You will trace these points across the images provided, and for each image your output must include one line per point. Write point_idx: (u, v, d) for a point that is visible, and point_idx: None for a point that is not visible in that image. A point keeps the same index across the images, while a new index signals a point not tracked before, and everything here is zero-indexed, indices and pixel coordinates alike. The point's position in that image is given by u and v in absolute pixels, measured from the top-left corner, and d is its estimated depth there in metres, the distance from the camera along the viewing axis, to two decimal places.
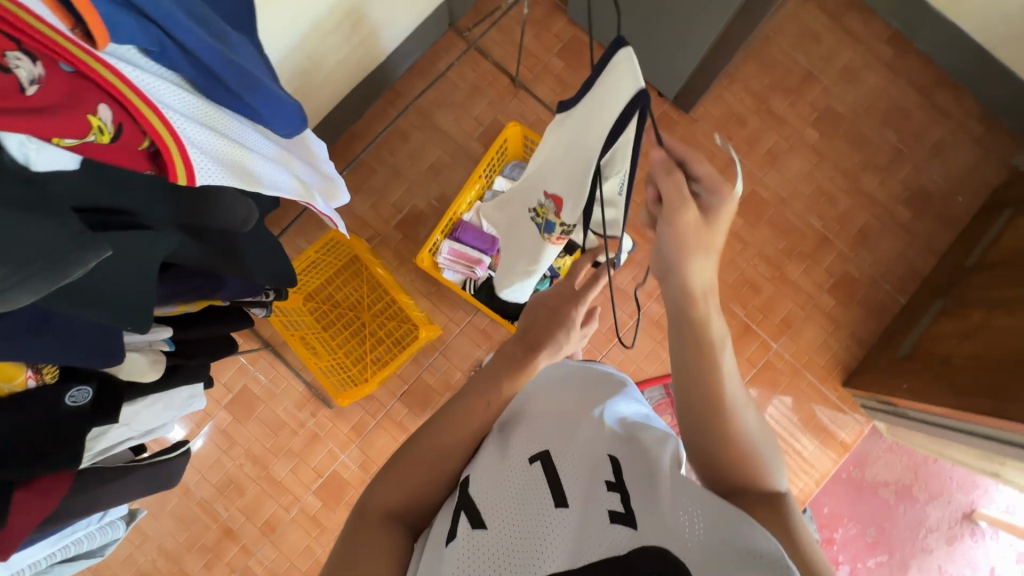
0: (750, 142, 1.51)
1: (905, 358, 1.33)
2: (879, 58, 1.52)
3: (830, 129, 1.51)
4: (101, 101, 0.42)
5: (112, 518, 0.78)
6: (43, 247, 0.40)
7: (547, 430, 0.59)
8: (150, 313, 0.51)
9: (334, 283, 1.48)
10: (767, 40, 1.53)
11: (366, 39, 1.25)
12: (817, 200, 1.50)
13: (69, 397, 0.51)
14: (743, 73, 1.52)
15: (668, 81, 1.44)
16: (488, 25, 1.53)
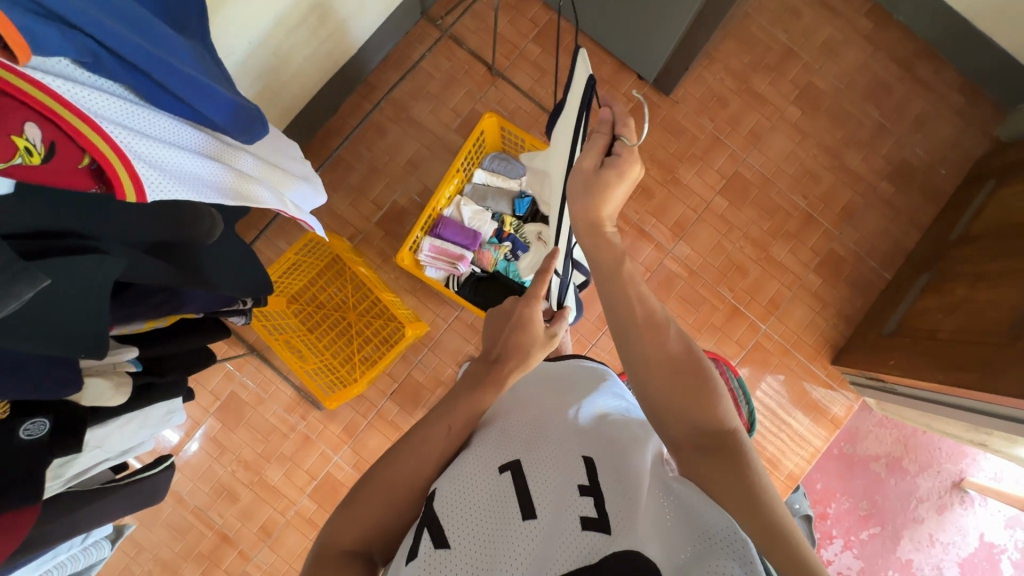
0: (732, 123, 1.49)
1: (890, 335, 1.33)
2: (859, 32, 1.50)
3: (811, 106, 1.50)
4: (27, 119, 0.39)
5: (96, 538, 0.76)
6: None
7: (519, 438, 0.60)
8: (102, 338, 0.49)
9: (317, 284, 1.46)
10: (746, 18, 1.51)
11: (333, 32, 1.21)
12: (801, 179, 1.49)
13: (24, 430, 0.48)
14: (723, 52, 1.50)
15: (647, 63, 1.41)
16: (461, 12, 1.49)
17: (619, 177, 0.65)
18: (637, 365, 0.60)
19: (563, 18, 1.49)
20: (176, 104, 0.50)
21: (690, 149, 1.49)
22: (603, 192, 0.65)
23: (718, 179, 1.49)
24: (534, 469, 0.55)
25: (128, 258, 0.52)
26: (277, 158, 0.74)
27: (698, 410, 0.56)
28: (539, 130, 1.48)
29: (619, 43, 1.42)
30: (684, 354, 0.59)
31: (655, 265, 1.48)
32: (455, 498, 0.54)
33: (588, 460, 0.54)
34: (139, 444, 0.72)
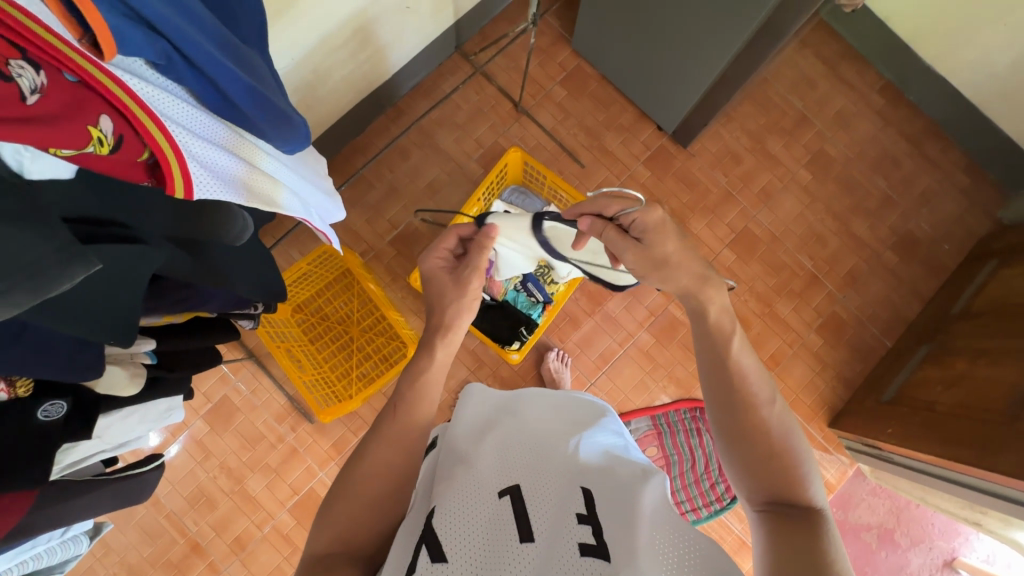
0: (744, 180, 1.54)
1: (888, 403, 1.33)
2: (871, 107, 1.56)
3: (822, 171, 1.55)
4: (102, 112, 0.41)
5: (77, 532, 0.74)
6: (26, 262, 0.38)
7: (519, 463, 0.60)
8: (129, 325, 0.50)
9: (324, 296, 1.47)
10: (764, 83, 1.57)
11: (372, 56, 1.26)
12: (808, 241, 1.52)
13: (41, 411, 0.49)
14: (739, 113, 1.56)
15: (667, 116, 1.47)
16: (494, 51, 1.55)
17: (653, 227, 0.71)
18: (736, 413, 0.64)
19: (590, 66, 1.55)
20: (233, 111, 0.52)
21: (701, 201, 1.53)
22: (661, 245, 0.71)
23: (728, 232, 1.52)
24: (533, 495, 0.55)
25: (163, 251, 0.52)
26: (309, 170, 0.76)
27: (777, 475, 0.61)
28: (557, 168, 1.52)
29: (642, 94, 1.48)
30: (786, 434, 0.63)
31: (659, 310, 1.49)
32: (457, 519, 0.53)
33: (585, 492, 0.55)
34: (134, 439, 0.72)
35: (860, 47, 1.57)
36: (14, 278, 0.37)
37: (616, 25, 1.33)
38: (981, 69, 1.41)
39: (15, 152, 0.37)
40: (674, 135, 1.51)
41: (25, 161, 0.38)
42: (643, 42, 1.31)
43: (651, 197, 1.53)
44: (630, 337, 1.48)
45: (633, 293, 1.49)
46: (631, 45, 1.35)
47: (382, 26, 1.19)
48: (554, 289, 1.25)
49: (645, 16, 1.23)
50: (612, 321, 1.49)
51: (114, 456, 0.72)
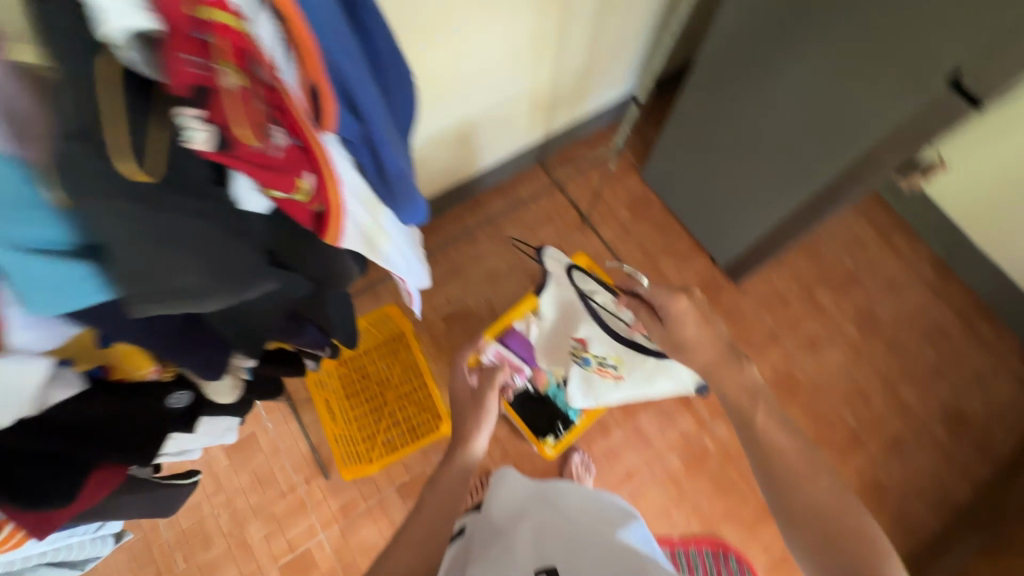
0: (790, 324, 1.58)
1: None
2: (921, 279, 1.62)
3: (870, 331, 1.57)
4: (310, 171, 0.46)
5: (107, 534, 0.77)
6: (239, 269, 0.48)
7: (554, 552, 0.62)
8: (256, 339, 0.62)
9: (370, 355, 1.49)
10: (818, 238, 1.67)
11: (467, 155, 1.43)
12: (852, 397, 1.51)
13: None
14: (791, 261, 1.64)
15: (722, 251, 1.56)
16: (571, 168, 1.73)
17: (684, 311, 0.91)
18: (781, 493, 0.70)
19: (656, 196, 1.70)
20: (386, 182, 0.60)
21: (746, 336, 1.57)
22: (682, 322, 0.91)
23: (770, 372, 1.53)
24: None
25: (303, 282, 0.64)
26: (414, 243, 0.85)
27: (843, 545, 0.63)
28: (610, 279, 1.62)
29: (701, 228, 1.59)
30: (849, 514, 0.65)
31: (691, 437, 1.47)
32: None
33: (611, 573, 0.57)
34: (189, 451, 0.76)
35: (913, 223, 1.66)
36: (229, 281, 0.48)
37: (686, 166, 1.48)
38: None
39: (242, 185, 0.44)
40: (727, 270, 1.59)
41: (244, 194, 0.45)
42: (709, 183, 1.44)
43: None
44: (658, 459, 1.45)
45: (667, 414, 1.49)
46: (698, 185, 1.49)
47: (481, 132, 1.37)
48: (595, 392, 1.28)
49: (714, 162, 1.37)
50: (642, 437, 1.48)
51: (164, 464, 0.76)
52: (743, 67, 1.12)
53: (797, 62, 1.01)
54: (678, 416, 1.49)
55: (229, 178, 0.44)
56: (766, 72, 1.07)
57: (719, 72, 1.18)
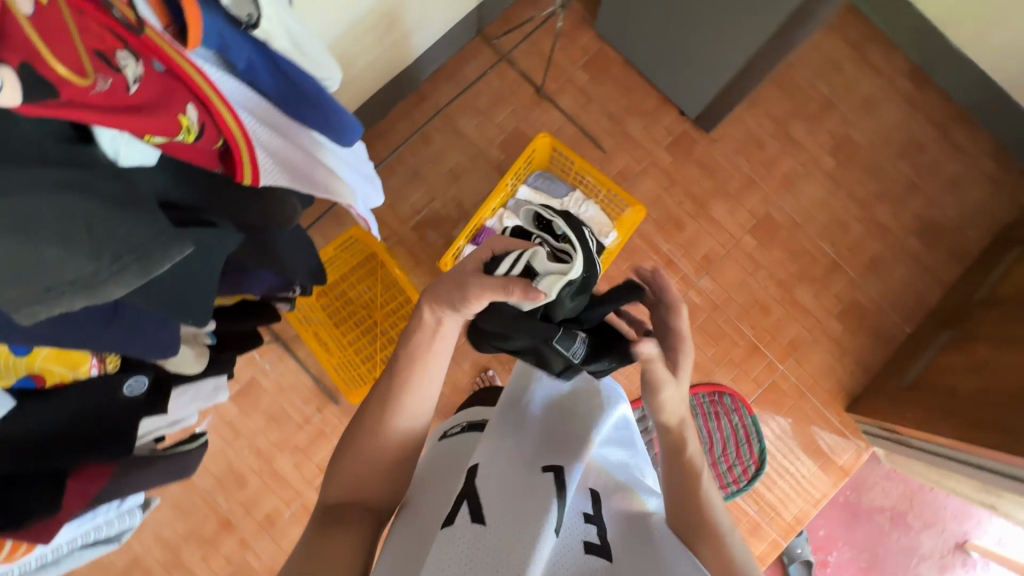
0: (852, 250, 1.53)
1: (908, 389, 1.36)
2: (899, 92, 1.54)
3: (932, 240, 1.53)
4: (188, 101, 0.50)
5: (131, 505, 0.76)
6: (136, 247, 0.42)
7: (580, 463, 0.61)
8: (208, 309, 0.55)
9: (347, 281, 1.46)
10: (873, 148, 1.54)
11: (398, 41, 1.21)
12: (886, 281, 1.52)
13: (128, 386, 0.57)
14: (808, 148, 1.53)
15: (691, 100, 1.44)
16: (517, 36, 1.51)
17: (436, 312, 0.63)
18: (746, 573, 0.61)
19: (696, 129, 1.53)
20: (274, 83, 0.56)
21: (811, 270, 1.52)
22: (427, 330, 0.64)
23: (836, 303, 1.52)
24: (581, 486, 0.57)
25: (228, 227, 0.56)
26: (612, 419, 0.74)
27: None
28: (649, 230, 1.51)
29: (685, 98, 1.44)
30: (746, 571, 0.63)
31: (751, 373, 1.51)
32: (500, 492, 0.55)
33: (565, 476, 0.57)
34: (186, 418, 0.76)
35: (923, 63, 1.54)
36: (124, 259, 0.41)
37: (693, 54, 1.29)
38: (1012, 58, 1.39)
39: (114, 138, 0.44)
40: (698, 121, 1.49)
41: (120, 147, 0.44)
42: (692, 54, 1.30)
43: (742, 256, 1.52)
44: (727, 399, 1.48)
45: (739, 365, 1.51)
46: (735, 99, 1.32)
47: (410, 9, 1.14)
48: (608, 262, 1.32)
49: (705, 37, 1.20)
50: (722, 390, 1.48)
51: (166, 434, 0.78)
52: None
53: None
54: (753, 364, 1.51)
55: (95, 135, 0.43)
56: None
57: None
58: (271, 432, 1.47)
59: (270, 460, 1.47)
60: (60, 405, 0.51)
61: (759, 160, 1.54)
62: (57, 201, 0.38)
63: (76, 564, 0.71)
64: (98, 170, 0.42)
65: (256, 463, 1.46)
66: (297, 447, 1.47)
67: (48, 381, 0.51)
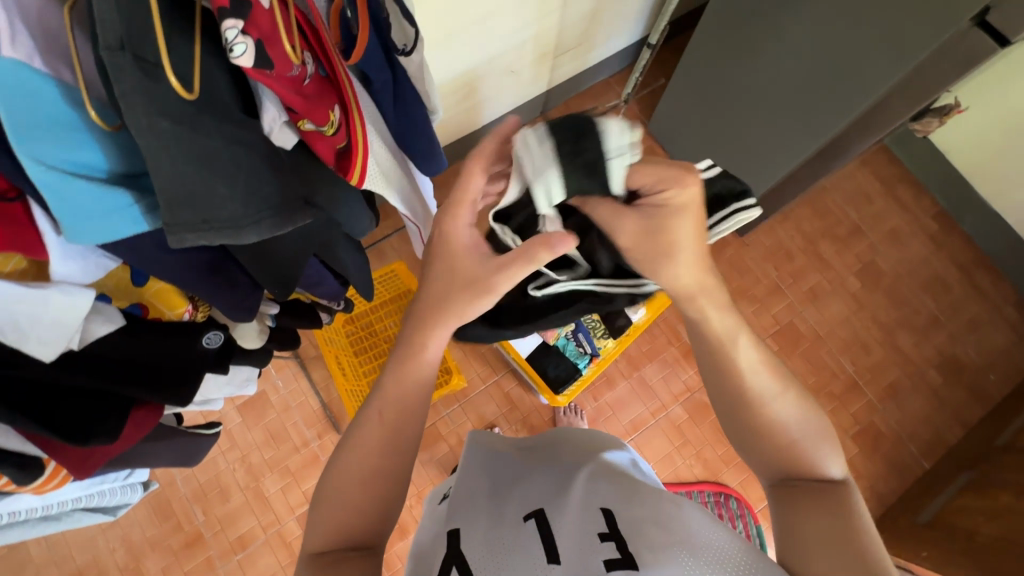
0: (872, 372, 1.53)
1: (924, 526, 1.30)
2: (924, 230, 1.62)
3: (953, 376, 1.53)
4: (335, 104, 0.43)
5: (136, 481, 0.77)
6: (272, 201, 0.41)
7: (548, 489, 0.54)
8: (295, 278, 0.54)
9: (378, 312, 1.45)
10: (897, 277, 1.59)
11: (471, 107, 1.33)
12: (905, 410, 1.51)
13: (206, 338, 0.56)
14: (835, 267, 1.60)
15: None
16: (576, 122, 1.60)
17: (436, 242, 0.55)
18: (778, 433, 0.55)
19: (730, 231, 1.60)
20: (406, 117, 0.53)
21: (830, 385, 1.52)
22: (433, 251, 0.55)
23: (853, 423, 1.50)
24: (559, 516, 0.49)
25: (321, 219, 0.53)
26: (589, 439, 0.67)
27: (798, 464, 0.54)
28: (673, 316, 1.52)
29: None
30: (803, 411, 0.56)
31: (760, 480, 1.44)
32: (480, 544, 0.48)
33: (540, 513, 0.50)
34: (212, 402, 0.77)
35: (949, 208, 1.63)
36: (264, 211, 0.41)
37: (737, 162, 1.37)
38: None
39: (273, 118, 0.40)
40: None
41: (276, 128, 0.41)
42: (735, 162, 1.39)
43: None
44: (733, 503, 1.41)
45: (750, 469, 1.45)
46: (773, 208, 1.39)
47: (487, 81, 1.27)
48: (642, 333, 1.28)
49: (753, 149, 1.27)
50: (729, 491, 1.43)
51: (188, 415, 0.78)
52: (760, 75, 1.11)
53: (818, 17, 0.93)
54: None
55: (260, 108, 0.40)
56: (765, 51, 1.07)
57: (705, 63, 1.24)
58: (266, 449, 1.45)
59: (258, 479, 1.43)
60: (153, 332, 0.51)
61: (787, 270, 1.59)
62: (205, 147, 0.36)
63: (71, 527, 0.69)
64: (246, 150, 0.39)
65: (244, 479, 1.42)
66: (288, 470, 1.44)
67: (154, 312, 0.53)
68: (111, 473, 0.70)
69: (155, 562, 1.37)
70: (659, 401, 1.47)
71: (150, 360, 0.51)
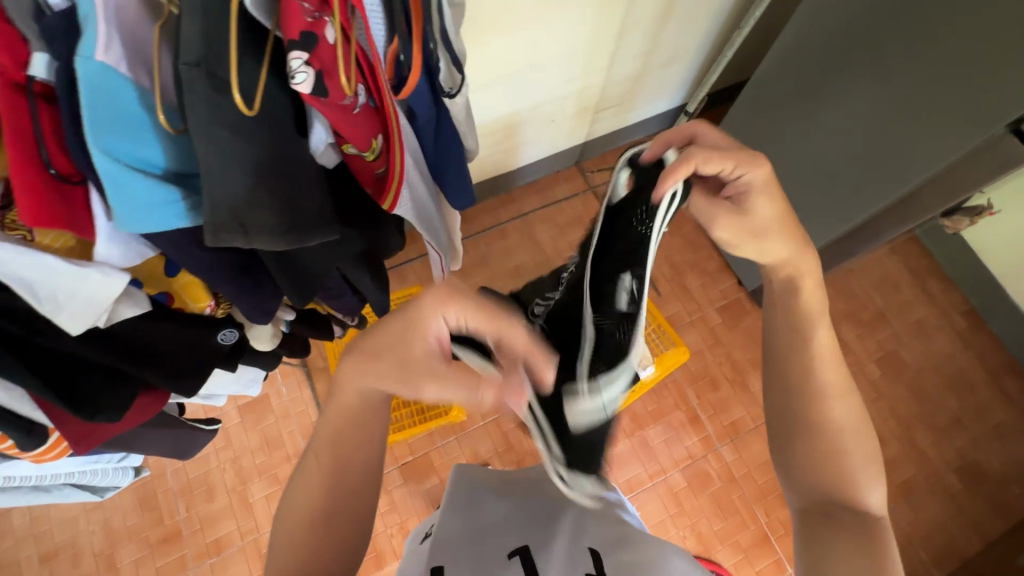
0: (886, 466, 1.46)
1: None
2: (952, 326, 1.59)
3: (972, 482, 1.45)
4: (379, 133, 0.47)
5: (128, 466, 0.77)
6: (298, 217, 0.43)
7: (528, 525, 0.55)
8: (315, 288, 0.56)
9: None
10: (919, 371, 1.55)
11: (509, 149, 1.37)
12: (918, 512, 1.43)
13: (221, 335, 0.58)
14: (856, 352, 1.56)
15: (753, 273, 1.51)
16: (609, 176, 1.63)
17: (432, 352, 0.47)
18: (821, 451, 0.55)
19: (751, 300, 1.58)
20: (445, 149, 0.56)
21: None
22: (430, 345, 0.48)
23: None
24: (545, 557, 0.50)
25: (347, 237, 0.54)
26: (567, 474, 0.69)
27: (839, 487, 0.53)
28: (682, 378, 1.49)
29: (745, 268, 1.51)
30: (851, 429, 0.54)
31: (755, 564, 1.36)
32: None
33: (526, 549, 0.51)
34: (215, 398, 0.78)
35: (979, 308, 1.60)
36: (288, 224, 0.42)
37: None
38: None
39: (320, 138, 0.44)
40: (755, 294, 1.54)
41: (321, 144, 0.45)
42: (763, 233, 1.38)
43: None
44: None
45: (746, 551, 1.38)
46: None
47: (527, 126, 1.31)
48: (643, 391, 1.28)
49: None
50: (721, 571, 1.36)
51: (190, 407, 0.79)
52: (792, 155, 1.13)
53: (854, 108, 0.95)
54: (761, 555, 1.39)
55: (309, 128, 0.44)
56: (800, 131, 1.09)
57: (742, 133, 1.25)
58: (259, 454, 1.44)
59: (246, 483, 1.42)
60: (172, 322, 0.53)
61: None
62: (252, 156, 0.39)
63: (60, 501, 0.70)
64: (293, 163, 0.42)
65: (231, 481, 1.42)
66: (276, 478, 1.43)
67: (178, 302, 0.55)
68: (106, 455, 0.71)
69: (129, 553, 1.36)
70: (658, 464, 1.43)
71: (165, 350, 0.53)
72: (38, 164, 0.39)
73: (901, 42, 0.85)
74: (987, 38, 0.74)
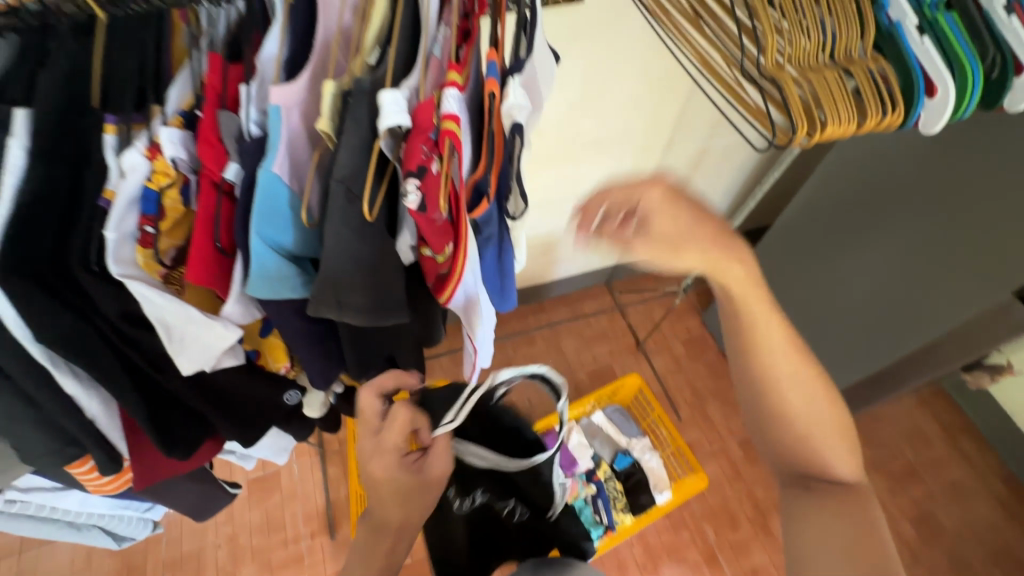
0: None
1: None
2: (990, 491, 1.50)
3: None
4: (450, 243, 0.53)
5: (151, 518, 0.79)
6: (379, 298, 0.51)
7: None
8: (371, 365, 0.62)
9: None
10: (959, 537, 1.44)
11: (546, 262, 1.49)
12: None
13: (287, 395, 0.64)
14: (889, 507, 1.47)
15: None
16: (636, 297, 1.71)
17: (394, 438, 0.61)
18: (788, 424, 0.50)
19: None
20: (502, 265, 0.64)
21: None
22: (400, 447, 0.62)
23: None
24: None
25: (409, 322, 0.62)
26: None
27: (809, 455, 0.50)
28: (700, 511, 1.42)
29: None
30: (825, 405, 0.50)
31: None
32: None
33: None
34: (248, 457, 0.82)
35: (1019, 475, 1.52)
36: (366, 302, 0.50)
37: None
38: None
39: (407, 241, 0.53)
40: None
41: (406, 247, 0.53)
42: None
43: None
44: None
45: None
46: None
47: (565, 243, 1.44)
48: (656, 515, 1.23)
49: None
50: None
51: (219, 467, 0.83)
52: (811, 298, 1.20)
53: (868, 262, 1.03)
54: None
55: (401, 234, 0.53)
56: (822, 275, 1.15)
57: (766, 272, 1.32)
58: (256, 534, 1.41)
59: (236, 564, 1.37)
60: (251, 379, 0.60)
61: None
62: (360, 248, 0.48)
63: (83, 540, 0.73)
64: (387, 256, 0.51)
65: (223, 560, 1.37)
66: (268, 563, 1.37)
67: (262, 359, 0.61)
68: (136, 503, 0.74)
69: None
70: None
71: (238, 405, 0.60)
72: (209, 239, 0.47)
73: (912, 210, 0.94)
74: (987, 215, 0.83)
